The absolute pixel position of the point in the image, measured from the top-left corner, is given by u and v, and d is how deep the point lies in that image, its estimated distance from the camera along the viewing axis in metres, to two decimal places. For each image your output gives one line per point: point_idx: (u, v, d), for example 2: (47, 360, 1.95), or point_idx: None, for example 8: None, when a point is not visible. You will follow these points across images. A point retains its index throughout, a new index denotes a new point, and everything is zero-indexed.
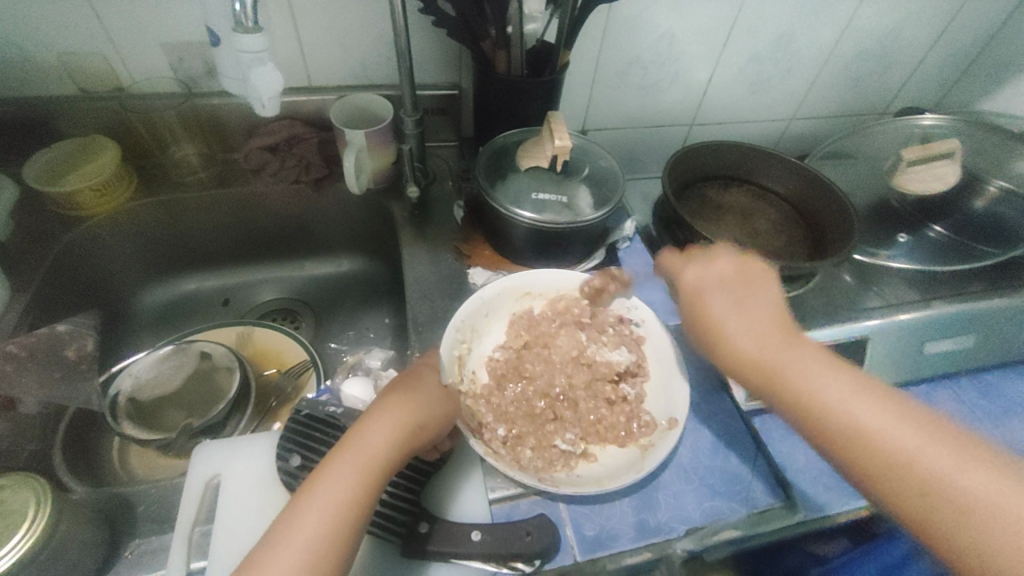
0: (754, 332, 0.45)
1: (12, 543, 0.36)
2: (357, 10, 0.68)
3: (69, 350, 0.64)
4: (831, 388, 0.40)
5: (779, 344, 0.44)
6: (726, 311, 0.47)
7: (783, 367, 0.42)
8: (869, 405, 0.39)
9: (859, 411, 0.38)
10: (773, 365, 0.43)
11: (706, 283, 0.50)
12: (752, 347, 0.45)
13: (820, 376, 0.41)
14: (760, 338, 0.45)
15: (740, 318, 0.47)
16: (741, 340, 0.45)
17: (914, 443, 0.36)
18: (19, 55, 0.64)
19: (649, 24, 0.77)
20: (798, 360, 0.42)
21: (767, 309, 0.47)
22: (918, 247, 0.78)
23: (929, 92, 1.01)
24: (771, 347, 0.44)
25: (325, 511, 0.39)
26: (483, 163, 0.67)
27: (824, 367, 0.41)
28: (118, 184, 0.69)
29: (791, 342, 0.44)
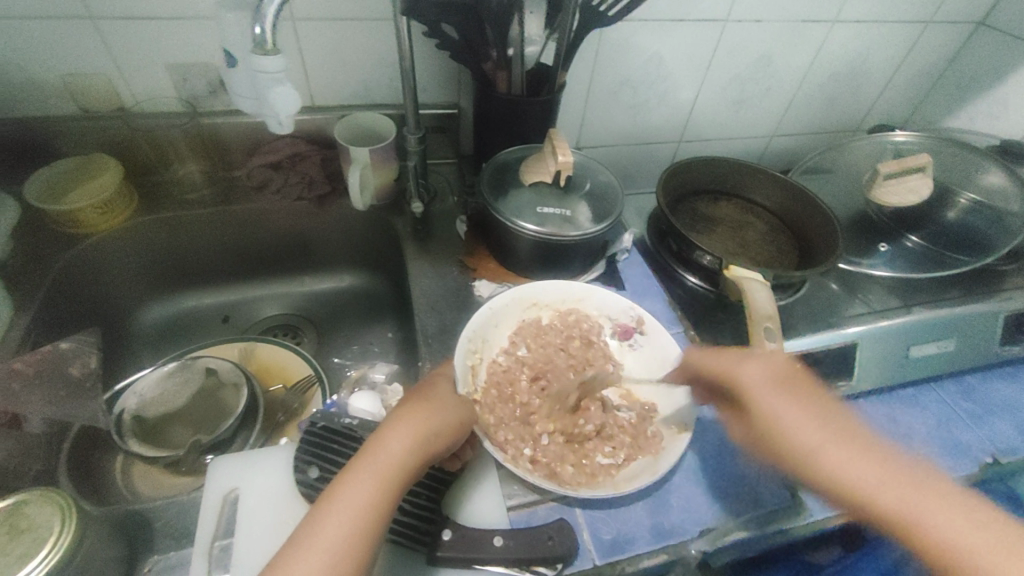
0: (862, 463, 0.42)
1: (39, 558, 0.36)
2: (361, 32, 0.70)
3: (73, 367, 0.63)
4: (955, 522, 0.37)
5: (887, 472, 0.41)
6: (804, 431, 0.44)
7: (888, 511, 0.39)
8: (984, 536, 0.36)
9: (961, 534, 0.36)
10: (887, 502, 0.39)
11: (776, 396, 0.47)
12: (863, 477, 0.41)
13: (923, 505, 0.38)
14: (863, 470, 0.41)
15: (812, 429, 0.44)
16: (836, 467, 0.42)
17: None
18: (24, 76, 0.65)
19: (639, 47, 0.81)
20: (910, 491, 0.39)
21: (832, 418, 0.45)
22: (898, 256, 0.82)
23: (898, 109, 1.07)
24: (885, 478, 0.40)
25: (345, 517, 0.39)
26: (487, 179, 0.69)
27: (916, 490, 0.39)
28: (120, 201, 0.69)
29: (914, 478, 0.40)
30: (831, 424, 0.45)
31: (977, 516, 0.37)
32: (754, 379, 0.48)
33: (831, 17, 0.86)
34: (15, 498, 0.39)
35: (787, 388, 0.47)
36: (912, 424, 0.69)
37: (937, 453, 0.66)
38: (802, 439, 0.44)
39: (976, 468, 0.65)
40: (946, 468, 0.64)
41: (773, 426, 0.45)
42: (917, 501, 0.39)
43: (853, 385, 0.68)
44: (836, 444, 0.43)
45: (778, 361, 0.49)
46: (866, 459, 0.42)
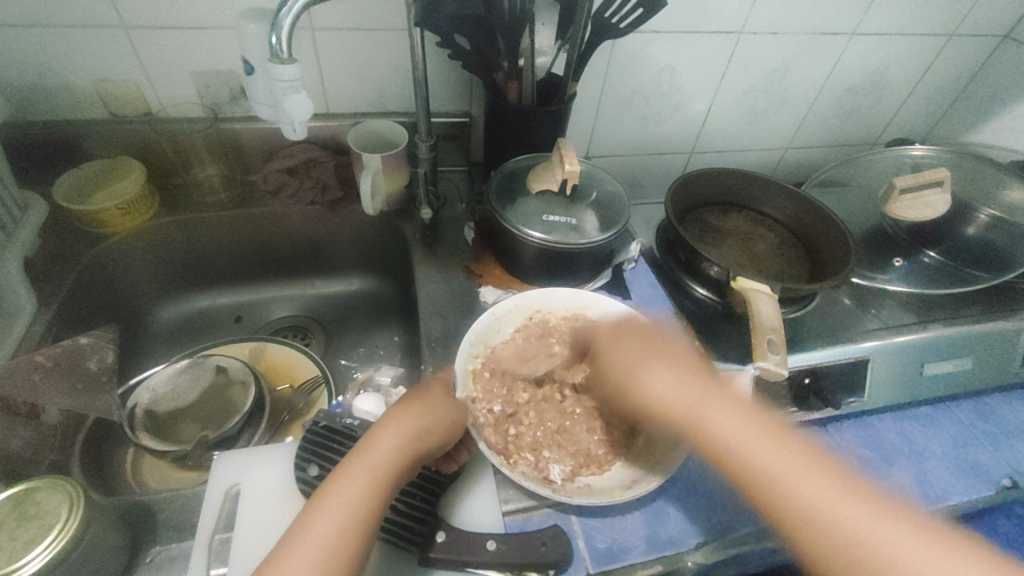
0: (673, 382, 0.48)
1: (45, 543, 0.37)
2: (376, 42, 0.72)
3: (91, 362, 0.66)
4: (764, 441, 0.42)
5: (703, 392, 0.46)
6: (633, 355, 0.51)
7: (695, 417, 0.45)
8: (772, 444, 0.42)
9: (763, 453, 0.42)
10: (688, 412, 0.45)
11: (619, 338, 0.54)
12: (667, 393, 0.47)
13: (723, 416, 0.44)
14: (674, 387, 0.47)
15: (650, 361, 0.50)
16: (656, 384, 0.48)
17: (816, 486, 0.39)
18: (56, 82, 0.68)
19: (650, 58, 0.81)
20: (714, 401, 0.45)
21: (677, 350, 0.51)
22: (913, 272, 0.81)
23: (918, 123, 1.05)
24: (698, 399, 0.46)
25: (339, 514, 0.39)
26: (495, 186, 0.69)
27: (719, 406, 0.45)
28: (142, 203, 0.72)
29: (706, 389, 0.46)
30: (664, 347, 0.51)
31: (782, 431, 0.43)
32: (602, 342, 0.55)
33: (848, 30, 0.85)
34: (27, 484, 0.41)
35: (624, 334, 0.54)
36: (926, 444, 0.67)
37: (953, 474, 0.64)
38: (627, 365, 0.51)
39: (994, 490, 0.63)
40: (960, 491, 0.62)
41: (611, 364, 0.53)
42: (712, 414, 0.45)
43: (865, 401, 0.67)
44: (660, 366, 0.49)
45: (626, 323, 0.56)
46: (682, 383, 0.47)
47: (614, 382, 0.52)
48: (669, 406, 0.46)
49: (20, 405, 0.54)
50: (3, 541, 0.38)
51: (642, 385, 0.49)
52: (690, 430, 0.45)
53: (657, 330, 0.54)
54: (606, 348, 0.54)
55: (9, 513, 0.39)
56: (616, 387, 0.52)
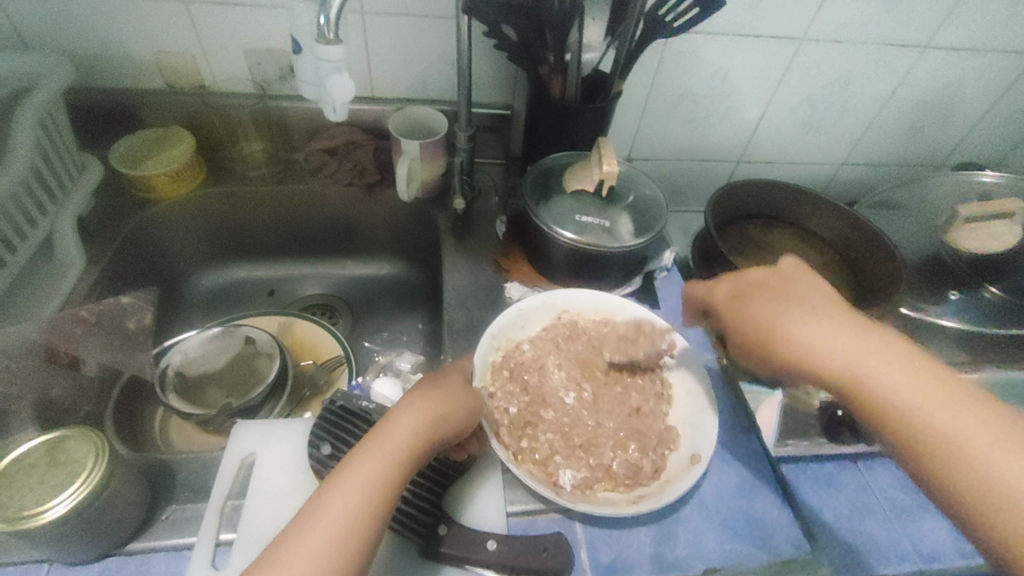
0: (826, 334, 0.43)
1: (68, 491, 0.39)
2: (424, 29, 0.72)
3: (130, 321, 0.69)
4: (915, 391, 0.40)
5: (857, 338, 0.43)
6: (770, 312, 0.46)
7: (852, 370, 0.42)
8: (945, 401, 0.39)
9: (933, 411, 0.39)
10: (845, 364, 0.42)
11: (744, 300, 0.48)
12: (817, 343, 0.43)
13: (888, 370, 0.41)
14: (827, 338, 0.43)
15: (797, 311, 0.45)
16: (805, 336, 0.43)
17: (980, 437, 0.37)
18: (120, 51, 0.71)
19: (703, 61, 0.78)
20: (876, 351, 0.42)
21: (820, 298, 0.46)
22: (970, 307, 0.75)
23: (992, 147, 0.98)
24: (855, 347, 0.42)
25: (354, 492, 0.40)
26: (530, 182, 0.69)
27: (886, 358, 0.41)
28: (190, 172, 0.75)
29: (867, 337, 0.43)
30: (805, 296, 0.46)
31: (954, 386, 0.40)
32: (724, 299, 0.50)
33: (921, 42, 0.80)
34: (59, 433, 0.43)
35: (752, 293, 0.49)
36: None
37: None
38: (766, 320, 0.46)
39: None
40: None
41: (738, 325, 0.48)
42: (872, 362, 0.41)
43: None
44: (811, 321, 0.44)
45: (749, 274, 0.50)
46: (840, 333, 0.43)
47: (745, 334, 0.47)
48: (822, 360, 0.42)
49: (63, 355, 0.58)
50: (34, 484, 0.40)
51: (791, 338, 0.44)
52: (840, 379, 0.42)
53: (795, 279, 0.48)
54: (729, 308, 0.49)
55: (41, 458, 0.42)
56: (749, 340, 0.47)
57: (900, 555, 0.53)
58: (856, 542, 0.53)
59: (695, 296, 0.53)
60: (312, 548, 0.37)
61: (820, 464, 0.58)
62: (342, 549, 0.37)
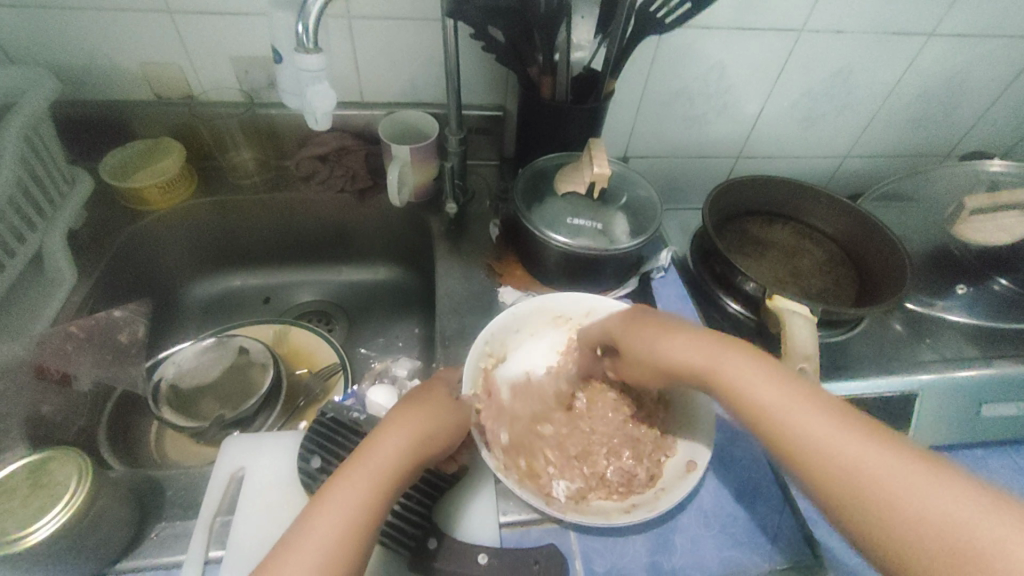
0: (691, 345, 0.46)
1: (52, 514, 0.39)
2: (411, 32, 0.71)
3: (122, 334, 0.69)
4: (773, 387, 0.39)
5: (721, 346, 0.44)
6: (648, 335, 0.49)
7: (717, 369, 0.43)
8: (811, 406, 0.37)
9: (796, 412, 0.37)
10: (707, 364, 0.44)
11: (628, 321, 0.52)
12: (682, 354, 0.46)
13: (746, 371, 0.41)
14: (693, 350, 0.45)
15: (658, 332, 0.49)
16: (673, 352, 0.46)
17: (828, 430, 0.35)
18: (106, 63, 0.70)
19: (698, 55, 0.77)
20: (732, 358, 0.43)
21: (688, 322, 0.49)
22: (978, 302, 0.73)
23: (1000, 135, 0.95)
24: (715, 353, 0.44)
25: (339, 517, 0.39)
26: (521, 184, 0.67)
27: (753, 361, 0.42)
28: (180, 183, 0.74)
29: (727, 346, 0.44)
30: (670, 321, 0.49)
31: (819, 395, 0.38)
32: (614, 325, 0.54)
33: (924, 29, 0.77)
34: (43, 453, 0.43)
35: (636, 315, 0.53)
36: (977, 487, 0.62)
37: None
38: (643, 344, 0.49)
39: None
40: None
41: (626, 352, 0.51)
42: (731, 362, 0.42)
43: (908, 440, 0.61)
44: (684, 337, 0.47)
45: (628, 312, 0.54)
46: (699, 343, 0.45)
47: (635, 362, 0.50)
48: (685, 367, 0.45)
49: (54, 372, 0.58)
50: (17, 506, 0.40)
51: (658, 351, 0.47)
52: (706, 380, 0.44)
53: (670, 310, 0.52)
54: (620, 332, 0.52)
55: (24, 480, 0.41)
56: (637, 362, 0.50)
57: None
58: None
59: (597, 334, 0.56)
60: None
61: None
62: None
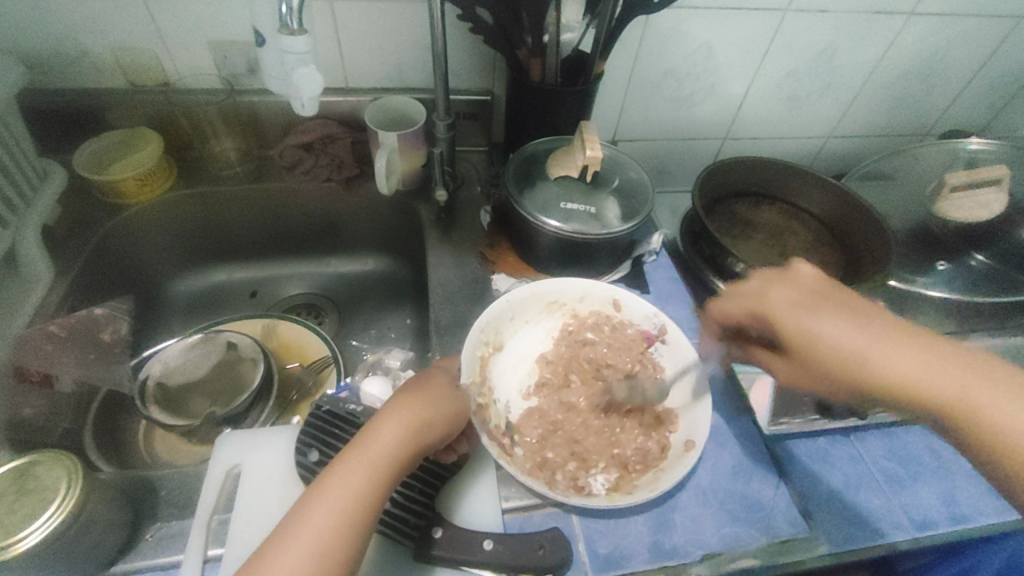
0: (843, 331, 0.41)
1: (43, 518, 0.38)
2: (395, 15, 0.69)
3: (105, 333, 0.67)
4: (860, 336, 0.41)
5: (932, 352, 0.39)
6: (839, 327, 0.41)
7: (919, 382, 0.38)
8: (1016, 401, 0.36)
9: (1010, 415, 0.36)
10: (800, 338, 0.43)
11: (765, 286, 0.46)
12: (849, 341, 0.40)
13: (949, 379, 0.38)
14: (852, 335, 0.41)
15: (832, 319, 0.42)
16: (833, 339, 0.41)
17: (903, 362, 0.39)
18: (75, 48, 0.67)
19: (687, 36, 0.76)
20: (904, 349, 0.40)
21: (804, 297, 0.44)
22: (959, 277, 0.75)
23: (976, 114, 0.97)
24: (908, 357, 0.39)
25: (335, 508, 0.38)
26: (512, 170, 0.67)
27: (945, 358, 0.39)
28: (159, 174, 0.72)
29: (909, 338, 0.40)
30: (844, 305, 0.42)
31: (983, 379, 0.37)
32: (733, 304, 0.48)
33: (907, 8, 0.78)
34: (28, 457, 0.41)
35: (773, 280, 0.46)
36: None
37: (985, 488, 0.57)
38: (812, 333, 0.42)
39: None
40: None
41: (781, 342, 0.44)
42: (829, 331, 0.41)
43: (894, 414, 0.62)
44: (835, 316, 0.42)
45: (743, 288, 0.48)
46: (856, 329, 0.41)
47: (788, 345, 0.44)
48: (859, 359, 0.40)
49: (34, 373, 0.56)
50: (3, 513, 0.38)
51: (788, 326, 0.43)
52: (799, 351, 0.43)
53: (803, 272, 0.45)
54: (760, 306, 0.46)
55: (10, 485, 0.40)
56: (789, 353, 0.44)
57: (893, 524, 0.53)
58: (849, 515, 0.52)
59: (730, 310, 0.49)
60: (292, 567, 0.35)
61: (812, 440, 0.57)
62: (323, 567, 0.36)
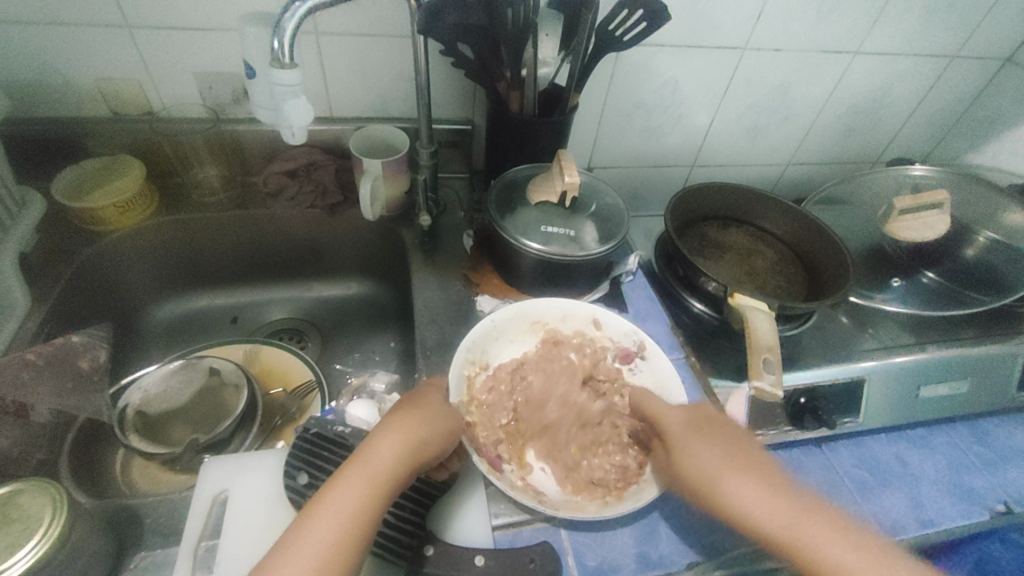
0: (760, 496, 0.45)
1: (27, 548, 0.37)
2: (379, 49, 0.72)
3: (83, 361, 0.65)
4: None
5: (785, 505, 0.44)
6: (746, 494, 0.45)
7: (794, 543, 0.42)
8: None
9: (864, 568, 0.39)
10: (797, 541, 0.42)
11: (693, 435, 0.50)
12: (761, 512, 0.44)
13: (824, 538, 0.41)
14: (766, 505, 0.44)
15: (738, 478, 0.46)
16: (740, 497, 0.45)
17: (860, 561, 0.40)
18: (59, 79, 0.68)
19: (655, 71, 0.82)
20: (814, 525, 0.42)
21: (726, 437, 0.49)
22: (912, 292, 0.80)
23: (919, 143, 1.05)
24: (788, 518, 0.43)
25: (334, 523, 0.39)
26: (494, 196, 0.69)
27: (824, 528, 0.42)
28: (140, 201, 0.72)
29: (778, 489, 0.45)
30: (733, 450, 0.48)
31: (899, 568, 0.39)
32: (673, 421, 0.52)
33: (851, 48, 0.85)
34: (11, 486, 0.41)
35: (710, 427, 0.50)
36: (921, 467, 0.66)
37: (947, 497, 0.63)
38: (714, 480, 0.46)
39: (988, 516, 0.62)
40: (955, 514, 0.61)
41: (682, 469, 0.48)
42: (823, 533, 0.42)
43: (858, 422, 0.66)
44: (743, 479, 0.46)
45: (666, 425, 0.52)
46: (756, 493, 0.45)
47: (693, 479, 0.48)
48: (762, 524, 0.43)
49: (8, 404, 0.54)
50: None
51: (720, 497, 0.46)
52: (786, 555, 0.42)
53: (720, 423, 0.51)
54: (677, 443, 0.50)
55: None
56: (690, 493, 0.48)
57: None
58: None
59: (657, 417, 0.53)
60: None
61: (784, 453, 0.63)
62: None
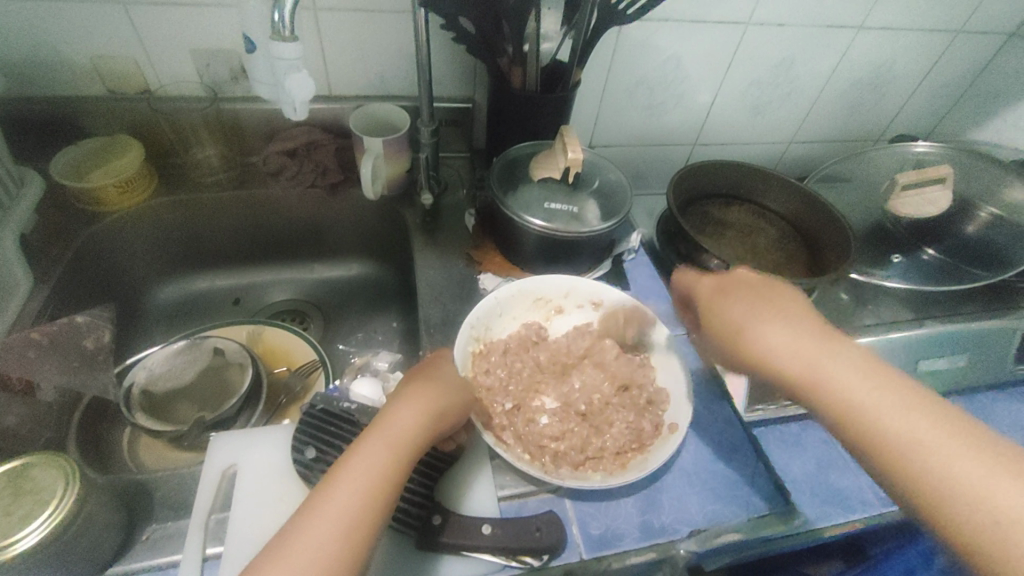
0: (786, 337, 0.44)
1: (39, 521, 0.38)
2: (377, 24, 0.71)
3: (86, 342, 0.66)
4: (910, 425, 0.37)
5: (820, 346, 0.43)
6: (776, 334, 0.44)
7: (816, 375, 0.42)
8: (925, 423, 0.37)
9: (897, 415, 0.38)
10: (810, 370, 0.42)
11: (723, 296, 0.50)
12: (786, 351, 0.44)
13: (850, 375, 0.41)
14: (796, 342, 0.44)
15: (773, 322, 0.45)
16: (767, 338, 0.45)
17: (889, 402, 0.39)
18: (53, 55, 0.66)
19: (657, 46, 0.81)
20: (841, 366, 0.41)
21: (785, 300, 0.47)
22: (912, 268, 0.81)
23: (922, 119, 1.05)
24: (811, 353, 0.43)
25: (360, 484, 0.39)
26: (497, 173, 0.69)
27: (862, 370, 0.41)
28: (140, 181, 0.71)
29: (825, 340, 0.43)
30: (775, 304, 0.47)
31: (935, 415, 0.37)
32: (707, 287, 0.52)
33: (857, 22, 0.84)
34: (24, 460, 0.42)
35: (734, 288, 0.50)
36: None
37: None
38: (739, 322, 0.47)
39: None
40: None
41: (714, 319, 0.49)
42: (840, 370, 0.41)
43: None
44: (777, 321, 0.45)
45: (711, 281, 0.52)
46: (793, 336, 0.44)
47: (721, 329, 0.48)
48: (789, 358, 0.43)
49: (15, 381, 0.55)
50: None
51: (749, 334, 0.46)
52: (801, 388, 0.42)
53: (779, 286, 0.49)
54: (710, 302, 0.51)
55: (5, 488, 0.40)
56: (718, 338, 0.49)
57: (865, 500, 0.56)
58: (826, 492, 0.56)
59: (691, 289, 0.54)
60: (319, 538, 0.37)
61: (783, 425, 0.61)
62: (348, 541, 0.37)
